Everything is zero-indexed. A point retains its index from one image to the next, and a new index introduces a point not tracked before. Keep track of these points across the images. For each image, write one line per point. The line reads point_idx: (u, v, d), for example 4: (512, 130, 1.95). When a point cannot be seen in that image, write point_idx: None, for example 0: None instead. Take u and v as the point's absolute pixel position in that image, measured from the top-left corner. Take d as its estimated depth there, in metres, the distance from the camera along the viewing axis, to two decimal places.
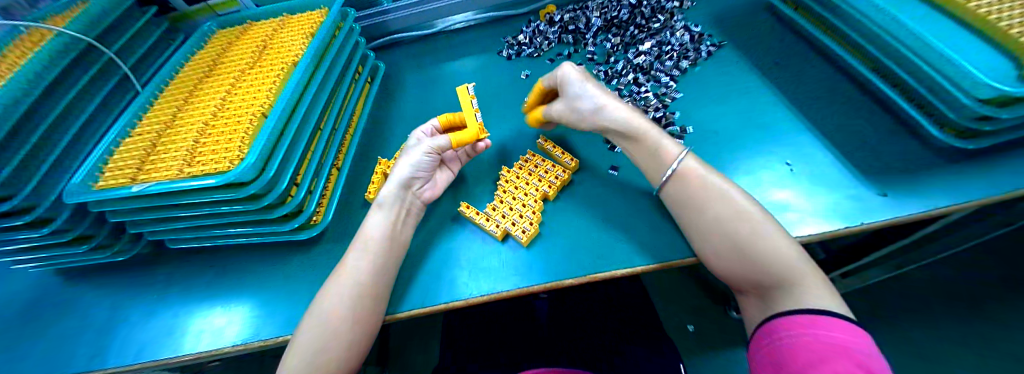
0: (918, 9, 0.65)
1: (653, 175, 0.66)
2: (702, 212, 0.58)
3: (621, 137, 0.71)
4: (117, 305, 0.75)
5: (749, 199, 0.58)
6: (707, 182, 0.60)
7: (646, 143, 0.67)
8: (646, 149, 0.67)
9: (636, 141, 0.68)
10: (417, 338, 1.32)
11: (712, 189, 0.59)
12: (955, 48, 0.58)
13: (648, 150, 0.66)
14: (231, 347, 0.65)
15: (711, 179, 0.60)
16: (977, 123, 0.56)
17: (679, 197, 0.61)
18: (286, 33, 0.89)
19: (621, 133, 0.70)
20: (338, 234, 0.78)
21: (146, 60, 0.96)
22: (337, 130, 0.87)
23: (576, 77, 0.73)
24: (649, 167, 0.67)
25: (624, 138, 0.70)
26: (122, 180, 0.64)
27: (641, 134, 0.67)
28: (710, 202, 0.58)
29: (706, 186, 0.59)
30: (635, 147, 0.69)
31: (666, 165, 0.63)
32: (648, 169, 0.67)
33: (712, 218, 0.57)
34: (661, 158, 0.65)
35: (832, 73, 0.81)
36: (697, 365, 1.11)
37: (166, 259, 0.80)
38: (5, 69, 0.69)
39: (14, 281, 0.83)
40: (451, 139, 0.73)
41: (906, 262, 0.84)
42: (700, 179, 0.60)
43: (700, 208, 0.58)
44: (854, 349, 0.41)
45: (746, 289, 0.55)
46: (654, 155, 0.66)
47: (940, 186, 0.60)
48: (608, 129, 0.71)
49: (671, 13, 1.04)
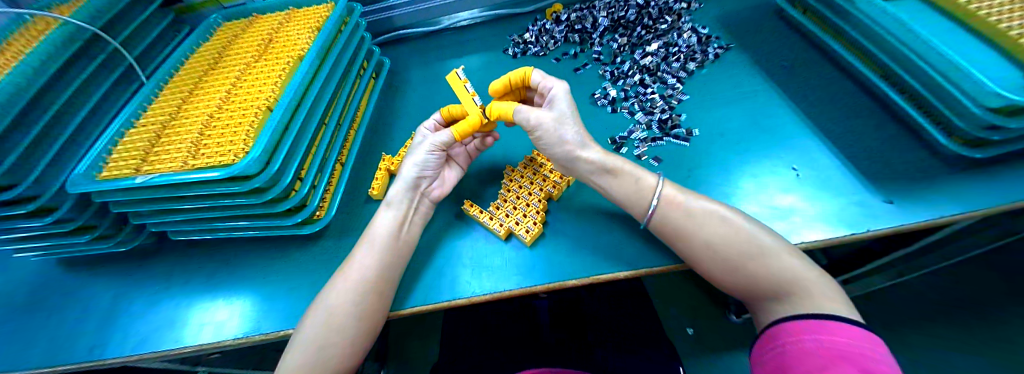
0: (929, 16, 0.64)
1: (634, 210, 0.63)
2: (692, 239, 0.57)
3: (595, 173, 0.67)
4: (119, 296, 0.75)
5: (737, 216, 0.57)
6: (689, 209, 0.58)
7: (624, 178, 0.64)
8: (624, 181, 0.64)
9: (613, 176, 0.65)
10: (416, 333, 1.32)
11: (695, 215, 0.58)
12: (966, 56, 0.58)
13: (625, 183, 0.64)
14: (232, 340, 0.65)
15: (691, 206, 0.59)
16: (987, 132, 0.56)
17: (666, 227, 0.59)
18: (292, 27, 0.89)
19: (598, 168, 0.66)
20: (341, 230, 0.78)
21: (152, 51, 0.96)
22: (342, 125, 0.87)
23: (568, 105, 0.69)
24: (627, 202, 0.64)
25: (598, 173, 0.66)
26: (126, 171, 0.64)
27: (620, 168, 0.65)
28: (697, 228, 0.57)
29: (690, 214, 0.58)
30: (612, 183, 0.65)
31: (649, 197, 0.61)
32: (626, 203, 0.64)
33: (703, 244, 0.56)
34: (638, 197, 0.62)
35: (840, 78, 0.81)
36: (697, 367, 1.11)
37: (169, 251, 0.80)
38: (12, 57, 0.69)
39: (17, 268, 0.83)
40: (453, 133, 0.71)
41: (908, 269, 0.84)
42: (682, 207, 0.59)
43: (688, 236, 0.57)
44: (859, 353, 0.41)
45: (751, 301, 0.55)
46: (632, 191, 0.63)
47: (948, 195, 0.60)
48: (584, 163, 0.67)
49: (679, 14, 1.04)
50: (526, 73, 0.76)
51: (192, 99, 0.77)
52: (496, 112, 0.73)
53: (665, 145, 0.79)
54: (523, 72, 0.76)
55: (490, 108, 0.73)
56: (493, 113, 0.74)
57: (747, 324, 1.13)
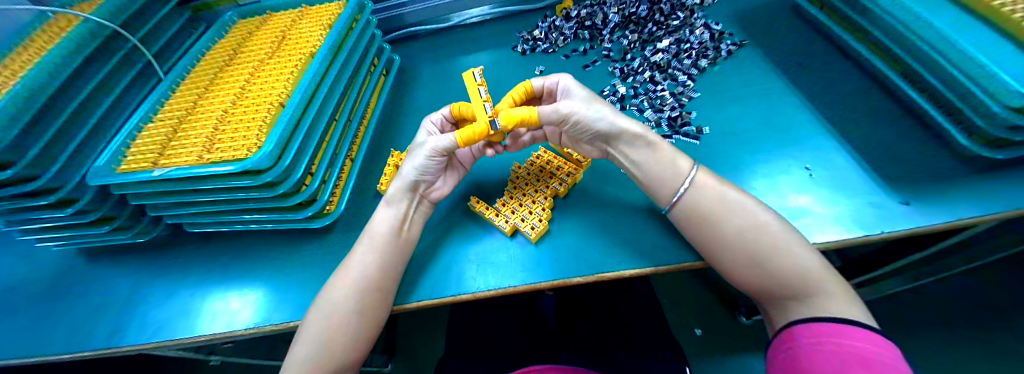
0: (950, 13, 0.62)
1: (666, 190, 0.61)
2: (721, 227, 0.55)
3: (632, 145, 0.65)
4: (138, 284, 0.77)
5: (770, 212, 0.56)
6: (724, 195, 0.58)
7: (662, 154, 0.63)
8: (660, 160, 0.63)
9: (652, 150, 0.64)
10: (423, 329, 1.33)
11: (729, 202, 0.57)
12: (987, 53, 0.56)
13: (661, 161, 0.63)
14: (244, 330, 0.66)
15: (727, 191, 0.58)
16: (1008, 132, 0.53)
17: (696, 214, 0.58)
18: (304, 24, 0.90)
19: (638, 138, 0.64)
20: (350, 223, 0.79)
21: (168, 48, 0.98)
22: (352, 121, 0.88)
23: (585, 91, 0.71)
24: (661, 181, 0.62)
25: (637, 146, 0.65)
26: (143, 164, 0.65)
27: (657, 144, 0.64)
28: (728, 215, 0.55)
29: (723, 199, 0.57)
30: (647, 157, 0.64)
31: (683, 178, 0.60)
32: (658, 181, 0.62)
33: (731, 232, 0.54)
34: (675, 173, 0.61)
35: (857, 76, 0.79)
36: (706, 368, 1.10)
37: (185, 243, 0.82)
38: (35, 53, 0.71)
39: (38, 258, 0.86)
40: (456, 139, 0.68)
41: (923, 273, 0.82)
42: (717, 192, 0.58)
43: (717, 224, 0.56)
44: (877, 360, 0.40)
45: (766, 299, 0.54)
46: (669, 167, 0.62)
47: (967, 197, 0.58)
48: (625, 132, 0.65)
49: (691, 10, 1.02)
50: (527, 86, 0.76)
51: (207, 94, 0.79)
52: (515, 120, 0.68)
53: (675, 143, 0.78)
54: (523, 84, 0.76)
55: (508, 117, 0.68)
56: (510, 121, 0.68)
57: (756, 325, 1.12)
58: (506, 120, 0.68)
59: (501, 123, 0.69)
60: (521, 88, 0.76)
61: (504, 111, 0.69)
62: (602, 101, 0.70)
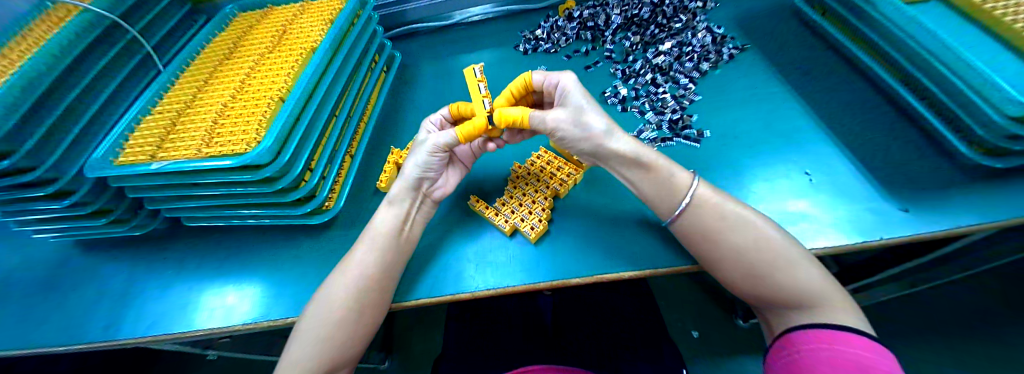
0: (952, 22, 0.62)
1: (663, 208, 0.60)
2: (720, 244, 0.55)
3: (625, 165, 0.63)
4: (134, 278, 0.77)
5: (769, 225, 0.55)
6: (723, 210, 0.56)
7: (657, 175, 0.61)
8: (656, 179, 0.61)
9: (645, 171, 0.61)
10: (420, 327, 1.33)
11: (728, 217, 0.55)
12: (989, 62, 0.56)
13: (657, 180, 0.61)
14: (241, 325, 0.66)
15: (728, 207, 0.56)
16: (1008, 142, 0.54)
17: (695, 231, 0.57)
18: (305, 19, 0.90)
19: (631, 161, 0.62)
20: (349, 220, 0.79)
21: (168, 41, 0.97)
22: (352, 117, 0.88)
23: (582, 97, 0.65)
24: (657, 199, 0.61)
25: (630, 165, 0.63)
26: (141, 158, 0.65)
27: (652, 164, 0.61)
28: (727, 232, 0.55)
29: (723, 215, 0.56)
30: (642, 178, 0.62)
31: (681, 196, 0.58)
32: (654, 199, 0.61)
33: (730, 249, 0.54)
34: (670, 193, 0.59)
35: (858, 83, 0.79)
36: (702, 371, 1.10)
37: (182, 237, 0.82)
38: (34, 43, 0.70)
39: (34, 250, 0.86)
40: (458, 135, 0.67)
41: (920, 279, 0.83)
42: (716, 207, 0.57)
43: (716, 241, 0.55)
44: (872, 366, 0.40)
45: (766, 310, 0.54)
46: (663, 188, 0.60)
47: (967, 205, 0.58)
48: (615, 154, 0.63)
49: (694, 13, 1.02)
50: (527, 79, 0.74)
51: (207, 88, 0.79)
52: (508, 119, 0.68)
53: (676, 146, 0.78)
54: (523, 79, 0.74)
55: (500, 115, 0.68)
56: (504, 120, 0.68)
57: (754, 329, 1.13)
58: (498, 118, 0.68)
59: (496, 120, 0.69)
60: (518, 82, 0.76)
61: (498, 109, 0.69)
62: (599, 111, 0.65)
